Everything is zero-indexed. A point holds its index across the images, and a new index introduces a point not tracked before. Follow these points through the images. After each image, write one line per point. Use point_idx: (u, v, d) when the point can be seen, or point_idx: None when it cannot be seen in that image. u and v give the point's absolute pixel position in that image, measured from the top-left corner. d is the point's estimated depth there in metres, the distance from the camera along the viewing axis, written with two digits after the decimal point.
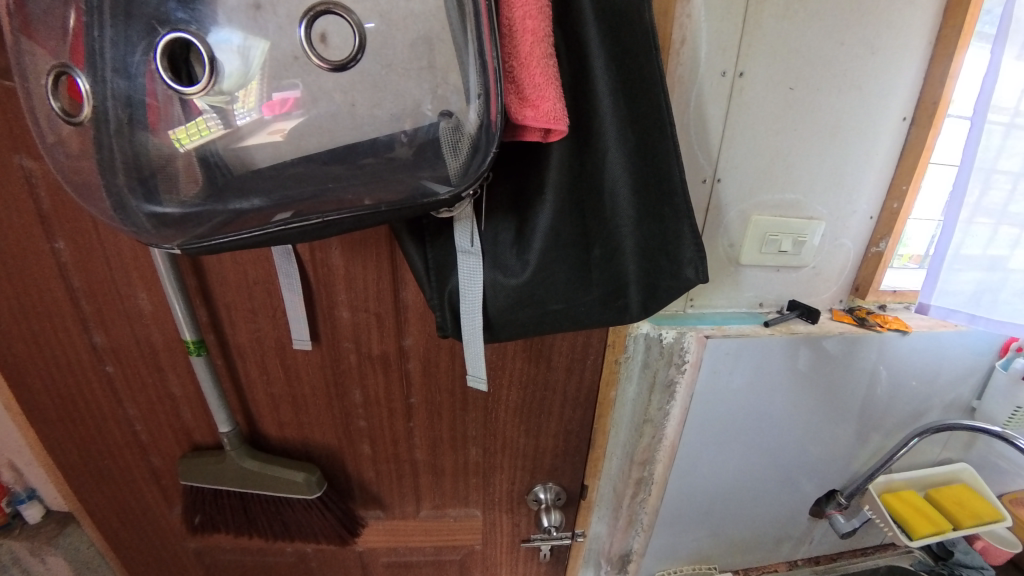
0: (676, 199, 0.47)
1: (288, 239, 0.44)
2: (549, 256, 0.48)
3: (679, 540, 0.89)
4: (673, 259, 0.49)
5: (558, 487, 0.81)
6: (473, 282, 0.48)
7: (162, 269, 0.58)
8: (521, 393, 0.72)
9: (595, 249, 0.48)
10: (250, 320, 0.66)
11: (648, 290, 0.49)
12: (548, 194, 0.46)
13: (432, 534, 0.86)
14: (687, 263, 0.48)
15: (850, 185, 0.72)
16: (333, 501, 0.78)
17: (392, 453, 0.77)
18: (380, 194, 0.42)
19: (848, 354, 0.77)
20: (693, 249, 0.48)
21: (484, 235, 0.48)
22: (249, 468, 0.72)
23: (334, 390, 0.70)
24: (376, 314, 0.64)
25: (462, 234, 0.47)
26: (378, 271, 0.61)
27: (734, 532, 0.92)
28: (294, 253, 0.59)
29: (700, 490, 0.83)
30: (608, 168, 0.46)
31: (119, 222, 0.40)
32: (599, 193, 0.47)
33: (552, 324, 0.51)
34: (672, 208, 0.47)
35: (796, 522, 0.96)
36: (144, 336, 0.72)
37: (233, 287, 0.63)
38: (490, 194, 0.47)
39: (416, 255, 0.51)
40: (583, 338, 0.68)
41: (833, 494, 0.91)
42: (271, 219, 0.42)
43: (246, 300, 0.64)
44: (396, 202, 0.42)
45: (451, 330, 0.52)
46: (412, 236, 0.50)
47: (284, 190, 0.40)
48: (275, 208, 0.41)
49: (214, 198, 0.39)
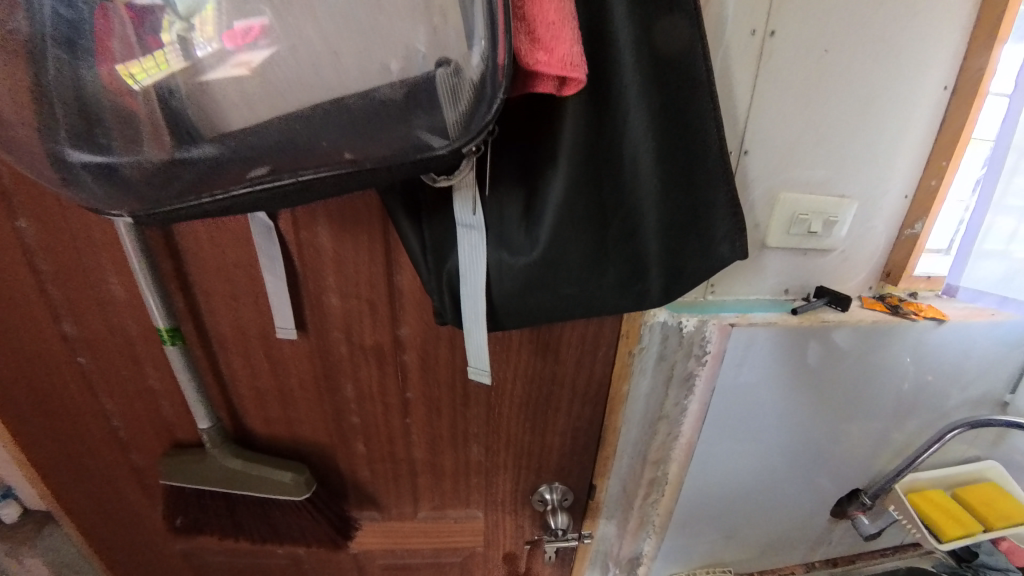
0: (711, 164, 0.41)
1: (258, 207, 0.38)
2: (563, 233, 0.42)
3: (693, 543, 0.84)
4: (704, 235, 0.43)
5: (565, 487, 0.76)
6: (475, 262, 0.43)
7: (131, 248, 0.52)
8: (527, 388, 0.66)
9: (615, 225, 0.42)
10: (231, 307, 0.60)
11: (671, 273, 0.44)
12: (561, 161, 0.40)
13: (431, 536, 0.81)
14: (722, 239, 0.43)
15: (885, 161, 0.66)
16: (323, 502, 0.72)
17: (387, 452, 0.72)
18: (365, 149, 0.35)
19: (878, 346, 0.71)
20: (727, 223, 0.42)
21: (488, 205, 0.42)
22: (233, 467, 0.67)
23: (324, 384, 0.65)
24: (369, 301, 0.58)
25: (462, 207, 0.41)
26: (370, 255, 0.54)
27: (751, 534, 0.88)
28: (276, 232, 0.53)
29: (716, 490, 0.78)
30: (629, 130, 0.40)
31: (56, 177, 0.35)
32: (619, 161, 0.41)
33: (564, 311, 0.45)
34: (705, 175, 0.41)
35: (816, 524, 0.91)
36: (118, 326, 0.66)
37: (212, 271, 0.58)
38: (496, 162, 0.41)
39: (411, 233, 0.45)
40: (594, 329, 0.62)
41: (856, 494, 0.85)
42: (246, 175, 0.35)
43: (226, 286, 0.59)
44: (382, 159, 0.35)
45: (450, 317, 0.47)
46: (407, 211, 0.44)
47: (253, 143, 0.34)
48: (250, 162, 0.34)
49: (180, 158, 0.34)
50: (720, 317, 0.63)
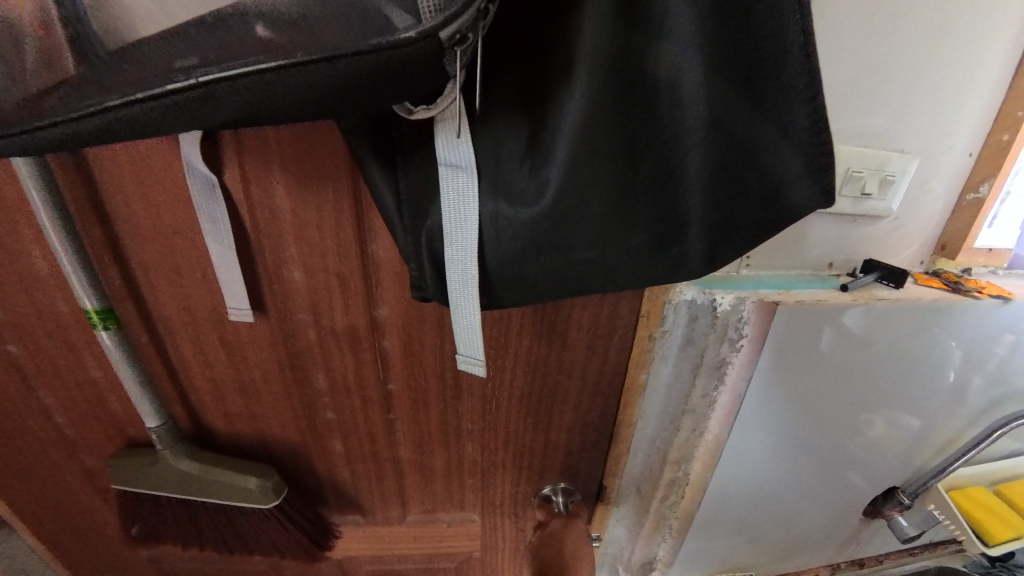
0: (792, 78, 0.28)
1: (168, 128, 0.27)
2: (577, 180, 0.32)
3: (712, 547, 0.76)
4: (766, 179, 0.31)
5: (575, 493, 0.67)
6: (464, 216, 0.33)
7: (42, 213, 0.42)
8: (529, 378, 0.57)
9: (646, 166, 0.32)
10: (174, 284, 0.50)
11: (718, 231, 0.33)
12: (577, 76, 0.30)
13: (422, 541, 0.73)
14: (795, 188, 0.30)
15: (950, 110, 0.56)
16: (296, 509, 0.64)
17: (369, 451, 0.62)
18: (312, 36, 0.25)
19: (935, 327, 0.61)
20: (804, 167, 0.30)
21: (481, 141, 0.32)
22: (188, 470, 0.58)
23: (291, 374, 0.55)
24: (338, 276, 0.48)
25: (446, 146, 0.32)
26: (337, 217, 0.44)
27: (777, 536, 0.79)
28: (220, 189, 0.43)
29: (742, 492, 0.69)
30: (668, 28, 0.29)
31: None
32: (654, 76, 0.30)
33: (579, 281, 0.35)
34: (779, 96, 0.29)
35: (847, 525, 0.82)
36: (49, 307, 0.56)
37: (147, 240, 0.47)
38: (491, 87, 0.31)
39: (381, 184, 0.35)
40: (608, 308, 0.53)
41: (893, 493, 0.77)
42: (173, 66, 0.26)
43: (165, 258, 0.48)
44: (313, 46, 0.24)
45: (432, 291, 0.37)
46: (376, 154, 0.34)
47: (201, 29, 0.26)
48: (187, 48, 0.26)
49: (90, 72, 0.28)
50: (761, 294, 0.54)
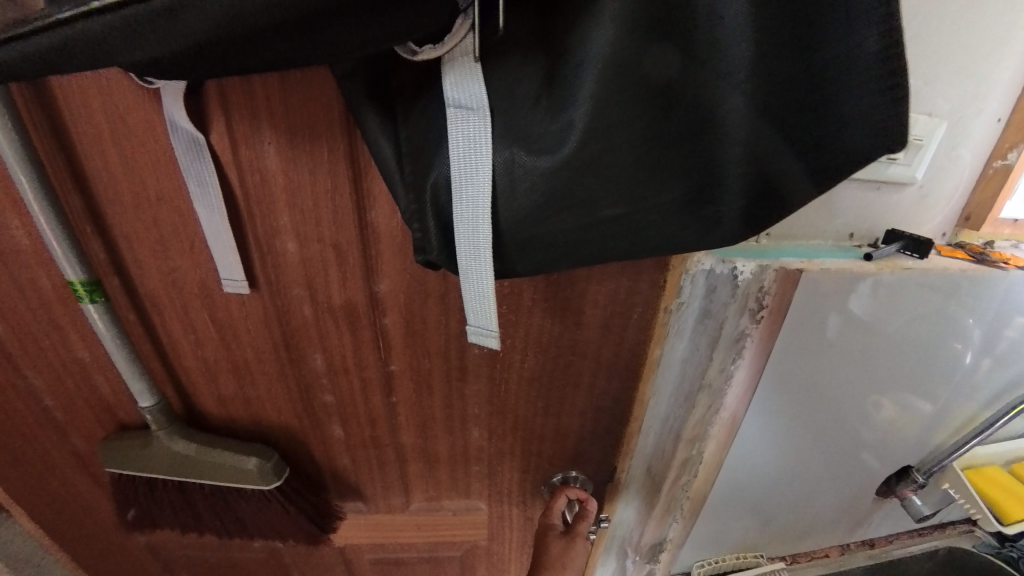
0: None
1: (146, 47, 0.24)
2: (604, 122, 0.28)
3: (723, 527, 0.73)
4: (824, 121, 0.27)
5: (586, 479, 0.64)
6: (477, 166, 0.29)
7: (19, 176, 0.38)
8: (539, 359, 0.53)
9: (683, 107, 0.28)
10: (158, 257, 0.46)
11: (765, 185, 0.29)
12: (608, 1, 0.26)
13: (425, 528, 0.70)
14: (850, 129, 0.27)
15: (989, 69, 0.51)
16: (297, 491, 0.61)
17: (369, 436, 0.59)
18: None
19: (964, 297, 0.58)
20: (865, 107, 0.26)
21: (496, 81, 0.29)
22: (183, 452, 0.55)
23: (286, 354, 0.52)
24: (334, 247, 0.44)
25: (452, 87, 0.29)
26: (333, 182, 0.41)
27: (791, 518, 0.76)
28: (207, 150, 0.39)
29: (753, 472, 0.66)
30: None
31: None
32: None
33: (604, 243, 0.32)
34: (839, 17, 0.25)
35: (859, 508, 0.79)
36: (31, 282, 0.53)
37: (128, 208, 0.44)
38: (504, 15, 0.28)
39: (384, 134, 0.32)
40: (625, 284, 0.49)
41: (908, 472, 0.74)
42: None
43: (148, 229, 0.45)
44: None
45: (437, 256, 0.33)
46: (374, 100, 0.31)
47: None
48: None
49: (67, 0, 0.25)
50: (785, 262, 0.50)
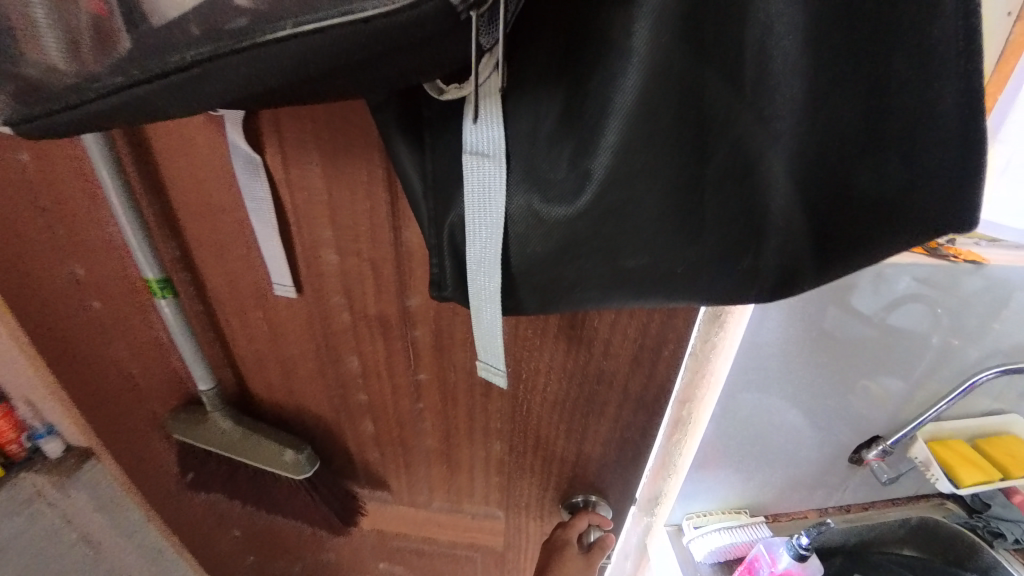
0: (934, 29, 0.21)
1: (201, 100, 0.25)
2: (628, 169, 0.27)
3: (716, 495, 0.66)
4: (881, 162, 0.24)
5: (608, 507, 0.63)
6: (491, 210, 0.29)
7: (108, 185, 0.44)
8: (563, 384, 0.53)
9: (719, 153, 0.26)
10: (221, 259, 0.51)
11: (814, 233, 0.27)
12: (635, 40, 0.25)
13: (446, 527, 0.72)
14: (926, 192, 0.24)
15: None
16: (325, 484, 0.65)
17: (397, 436, 0.62)
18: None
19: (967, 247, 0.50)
20: (942, 162, 0.23)
21: (516, 128, 0.28)
22: (230, 436, 0.61)
23: (325, 355, 0.56)
24: (370, 262, 0.46)
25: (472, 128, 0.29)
26: (371, 204, 0.43)
27: (797, 496, 0.68)
28: (264, 169, 0.42)
29: (754, 443, 0.60)
30: None
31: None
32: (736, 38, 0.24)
33: (631, 289, 0.30)
34: (922, 72, 0.22)
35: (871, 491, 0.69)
36: (122, 270, 0.60)
37: (196, 214, 0.48)
38: (524, 52, 0.27)
39: (408, 171, 0.33)
40: (659, 319, 0.47)
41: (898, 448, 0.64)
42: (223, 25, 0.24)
43: (213, 233, 0.49)
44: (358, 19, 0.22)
45: (452, 291, 0.33)
46: (405, 132, 0.32)
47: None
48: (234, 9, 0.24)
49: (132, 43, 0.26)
50: None
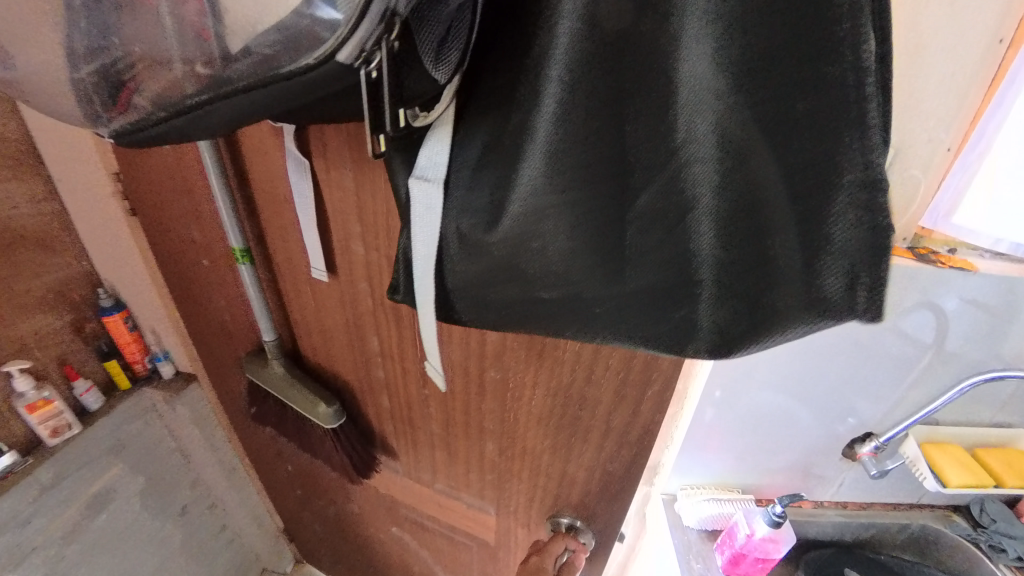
0: (835, 92, 0.22)
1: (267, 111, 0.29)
2: (544, 208, 0.29)
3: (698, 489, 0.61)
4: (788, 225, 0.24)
5: (590, 535, 0.64)
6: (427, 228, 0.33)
7: (209, 167, 0.55)
8: (548, 401, 0.54)
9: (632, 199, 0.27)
10: (284, 237, 0.62)
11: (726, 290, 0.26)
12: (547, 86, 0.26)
13: (445, 509, 0.78)
14: (837, 261, 0.23)
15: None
16: (350, 440, 0.74)
17: (408, 415, 0.69)
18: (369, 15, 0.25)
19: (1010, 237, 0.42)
20: (855, 226, 0.22)
21: (456, 157, 0.31)
22: (282, 381, 0.72)
23: (354, 331, 0.64)
24: (387, 258, 0.53)
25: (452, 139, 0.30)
26: (387, 207, 0.49)
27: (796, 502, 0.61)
28: (310, 169, 0.50)
29: (749, 401, 0.52)
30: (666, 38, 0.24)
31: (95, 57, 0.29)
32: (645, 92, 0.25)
33: (551, 318, 0.32)
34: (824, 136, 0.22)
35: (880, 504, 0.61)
36: None
37: (268, 199, 0.59)
38: (470, 90, 0.30)
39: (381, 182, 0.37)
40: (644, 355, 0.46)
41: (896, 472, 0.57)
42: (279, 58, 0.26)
43: (279, 216, 0.60)
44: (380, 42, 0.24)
45: (403, 292, 0.38)
46: None
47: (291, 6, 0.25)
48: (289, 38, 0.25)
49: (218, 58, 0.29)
50: None
